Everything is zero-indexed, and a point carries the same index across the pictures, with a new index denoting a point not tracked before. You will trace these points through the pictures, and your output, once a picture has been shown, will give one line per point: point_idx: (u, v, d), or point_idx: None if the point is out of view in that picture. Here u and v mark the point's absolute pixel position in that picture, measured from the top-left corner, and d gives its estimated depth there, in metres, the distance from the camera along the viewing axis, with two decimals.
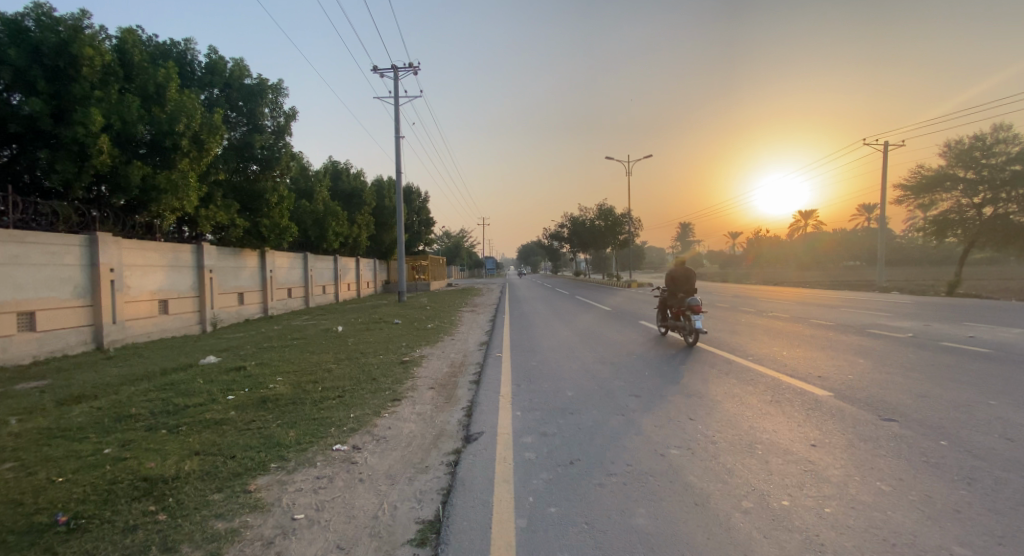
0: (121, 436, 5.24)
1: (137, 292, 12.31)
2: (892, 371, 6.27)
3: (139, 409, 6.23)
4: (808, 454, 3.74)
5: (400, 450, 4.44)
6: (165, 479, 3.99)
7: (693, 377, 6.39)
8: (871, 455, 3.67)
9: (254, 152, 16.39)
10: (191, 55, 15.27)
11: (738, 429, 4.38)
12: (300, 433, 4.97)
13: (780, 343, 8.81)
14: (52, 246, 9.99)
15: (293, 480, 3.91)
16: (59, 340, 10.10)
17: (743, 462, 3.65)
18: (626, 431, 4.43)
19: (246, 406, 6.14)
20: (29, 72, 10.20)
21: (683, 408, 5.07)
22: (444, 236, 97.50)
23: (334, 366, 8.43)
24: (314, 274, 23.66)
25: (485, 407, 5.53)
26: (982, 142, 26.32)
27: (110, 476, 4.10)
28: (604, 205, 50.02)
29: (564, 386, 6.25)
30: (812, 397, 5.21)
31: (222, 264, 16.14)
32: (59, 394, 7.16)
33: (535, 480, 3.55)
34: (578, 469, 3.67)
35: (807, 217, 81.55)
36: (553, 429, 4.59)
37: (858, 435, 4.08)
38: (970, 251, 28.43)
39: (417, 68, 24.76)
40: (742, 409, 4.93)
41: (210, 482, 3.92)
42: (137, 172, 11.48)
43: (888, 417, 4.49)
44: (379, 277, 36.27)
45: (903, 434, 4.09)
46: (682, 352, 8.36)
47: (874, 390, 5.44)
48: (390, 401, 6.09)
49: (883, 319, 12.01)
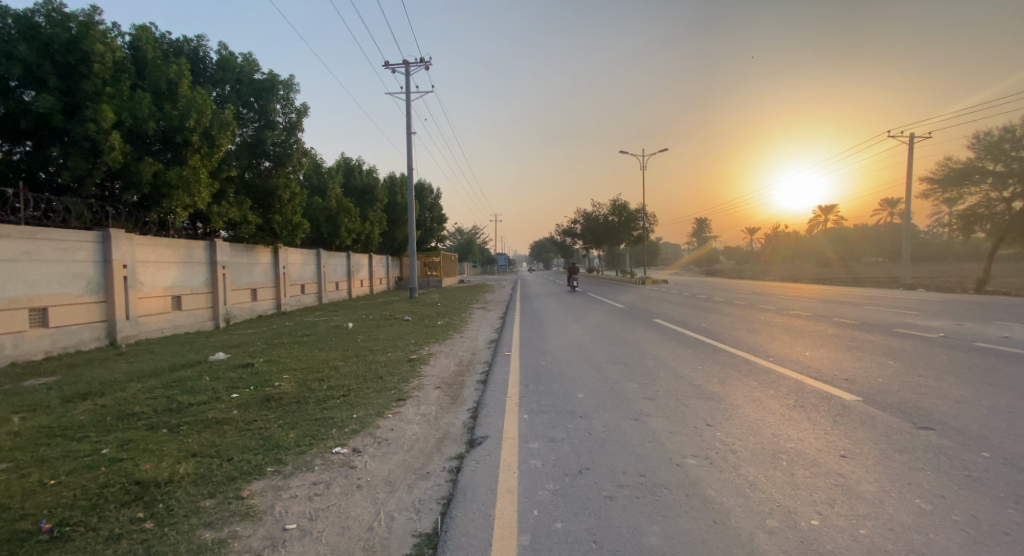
0: (120, 435, 5.14)
1: (150, 288, 12.32)
2: (924, 374, 5.90)
3: (143, 407, 6.15)
4: (837, 467, 3.46)
5: (401, 454, 4.25)
6: (157, 482, 3.84)
7: (711, 380, 6.10)
8: (908, 468, 3.38)
9: (267, 149, 16.36)
10: (203, 52, 15.29)
11: (760, 437, 4.09)
12: (300, 434, 4.80)
13: (803, 343, 8.43)
14: (64, 243, 9.99)
15: (289, 485, 3.74)
16: (71, 337, 10.10)
17: (766, 475, 3.38)
18: (639, 438, 4.17)
19: (249, 405, 6.01)
20: (39, 68, 10.25)
21: (700, 412, 4.80)
22: (457, 234, 97.27)
23: (341, 364, 8.27)
24: (327, 270, 23.70)
25: (492, 409, 5.33)
26: (1012, 133, 25.21)
27: (103, 479, 3.98)
28: (618, 201, 49.34)
29: (574, 388, 6.00)
30: (840, 402, 4.90)
31: (236, 260, 16.15)
32: (65, 392, 7.10)
33: (540, 491, 3.33)
34: (587, 479, 3.43)
35: (827, 213, 79.78)
36: (561, 434, 4.37)
37: (892, 446, 3.77)
38: (1000, 246, 27.38)
39: (427, 62, 24.69)
40: (763, 415, 4.64)
41: (202, 486, 3.76)
42: (149, 168, 11.42)
43: (924, 426, 4.18)
44: (393, 273, 36.27)
45: (941, 444, 3.78)
46: (698, 352, 8.06)
47: (905, 394, 5.11)
48: (393, 402, 5.90)
49: (911, 317, 11.53)
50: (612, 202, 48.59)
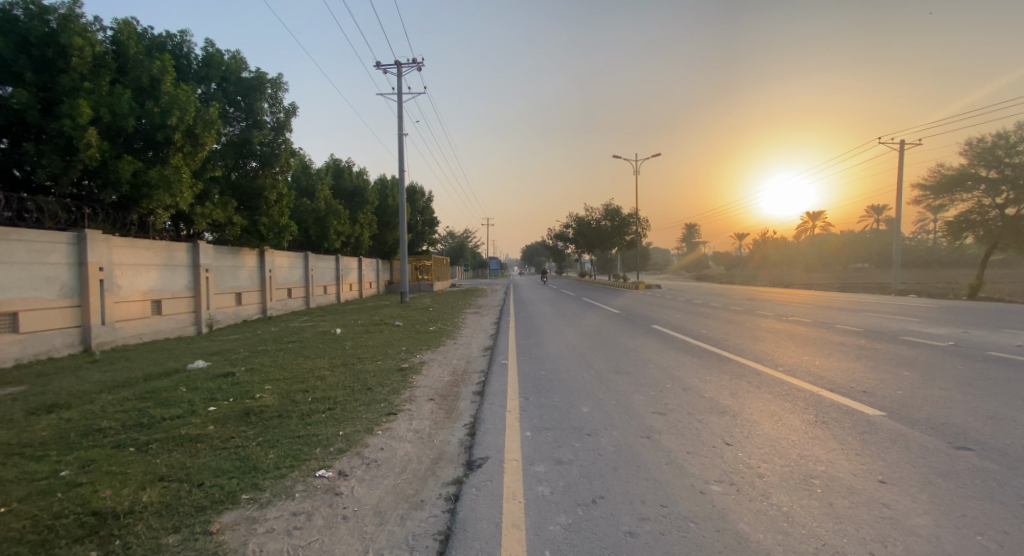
0: (83, 454, 4.68)
1: (128, 292, 11.76)
2: (946, 386, 5.59)
3: (111, 422, 5.66)
4: (878, 495, 3.12)
5: (392, 478, 3.84)
6: (117, 513, 3.40)
7: (721, 391, 5.76)
8: (956, 498, 3.05)
9: (253, 149, 15.93)
10: (187, 48, 14.73)
11: (786, 458, 3.74)
12: (280, 455, 4.37)
13: (809, 352, 8.13)
14: (36, 244, 9.45)
15: (265, 517, 3.31)
16: (42, 343, 9.54)
17: (802, 505, 3.02)
18: (654, 460, 3.80)
19: (226, 420, 5.56)
20: (15, 62, 9.74)
21: (716, 429, 4.46)
22: (449, 237, 96.51)
23: (328, 374, 7.81)
24: (315, 274, 23.17)
25: (491, 424, 4.95)
26: (1005, 140, 25.41)
27: (56, 508, 3.53)
28: (612, 205, 49.11)
29: (577, 401, 5.62)
30: (864, 417, 4.60)
31: (220, 263, 15.60)
32: (30, 403, 6.58)
33: (551, 525, 2.94)
34: (602, 511, 3.05)
35: (815, 220, 80.37)
36: (568, 455, 3.99)
37: (933, 471, 3.44)
38: (992, 253, 27.48)
39: (420, 63, 24.27)
40: (783, 433, 4.29)
41: (166, 518, 3.32)
42: (128, 166, 10.91)
43: (962, 446, 3.86)
44: (382, 278, 35.66)
45: (986, 468, 3.46)
46: (704, 361, 7.71)
47: (932, 409, 4.80)
48: (384, 416, 5.49)
49: (916, 325, 11.30)
50: (605, 206, 48.49)
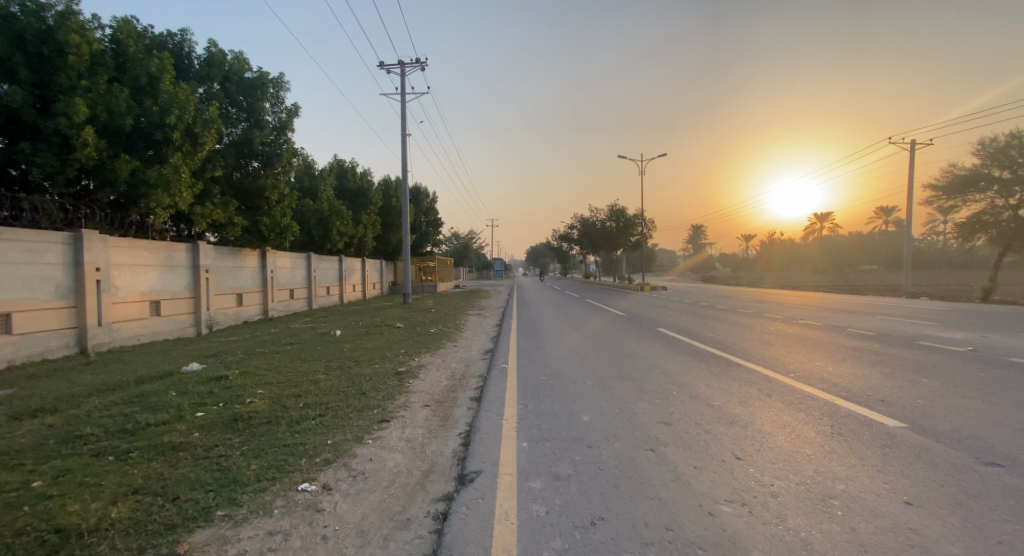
0: (59, 463, 4.46)
1: (125, 292, 11.60)
2: (969, 396, 5.28)
3: (94, 428, 5.45)
4: (905, 519, 2.84)
5: (379, 493, 3.61)
6: (81, 531, 3.17)
7: (730, 400, 5.49)
8: (989, 522, 2.78)
9: (255, 149, 15.77)
10: (188, 47, 14.52)
11: (803, 475, 3.47)
12: (262, 466, 4.13)
13: (821, 357, 7.83)
14: (30, 243, 9.28)
15: (237, 537, 3.07)
16: (37, 344, 9.38)
17: (821, 530, 2.75)
18: (659, 475, 3.54)
19: (213, 426, 5.34)
20: (10, 61, 9.55)
21: (726, 440, 4.20)
22: (454, 237, 96.51)
23: (323, 378, 7.58)
24: (318, 275, 23.02)
25: (486, 434, 4.71)
26: (1018, 140, 24.94)
27: (19, 523, 3.31)
28: (617, 206, 48.77)
29: (578, 409, 5.37)
30: (884, 429, 4.32)
31: (221, 264, 15.46)
32: (15, 408, 6.39)
33: (545, 550, 2.69)
34: (602, 534, 2.80)
35: (822, 221, 79.63)
36: (567, 470, 3.74)
37: (963, 491, 3.16)
38: (1006, 255, 26.88)
39: (424, 63, 24.03)
40: (796, 446, 4.01)
41: (131, 537, 3.09)
42: (126, 165, 10.72)
43: (991, 461, 3.58)
44: (386, 278, 35.59)
45: (1019, 486, 3.19)
46: (711, 366, 7.45)
47: (956, 420, 4.51)
48: (376, 423, 5.25)
49: (931, 328, 10.93)
50: (611, 206, 48.19)
